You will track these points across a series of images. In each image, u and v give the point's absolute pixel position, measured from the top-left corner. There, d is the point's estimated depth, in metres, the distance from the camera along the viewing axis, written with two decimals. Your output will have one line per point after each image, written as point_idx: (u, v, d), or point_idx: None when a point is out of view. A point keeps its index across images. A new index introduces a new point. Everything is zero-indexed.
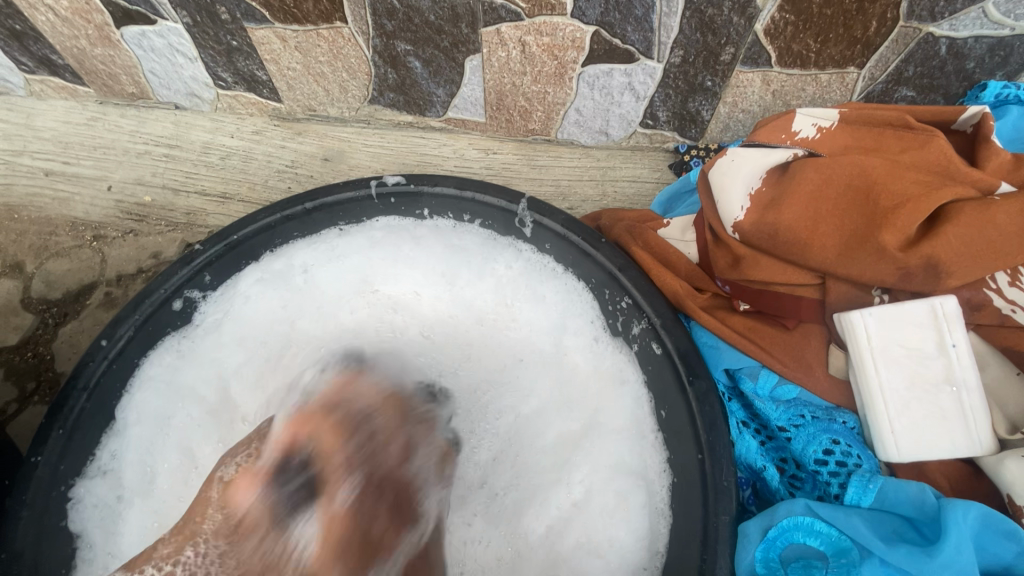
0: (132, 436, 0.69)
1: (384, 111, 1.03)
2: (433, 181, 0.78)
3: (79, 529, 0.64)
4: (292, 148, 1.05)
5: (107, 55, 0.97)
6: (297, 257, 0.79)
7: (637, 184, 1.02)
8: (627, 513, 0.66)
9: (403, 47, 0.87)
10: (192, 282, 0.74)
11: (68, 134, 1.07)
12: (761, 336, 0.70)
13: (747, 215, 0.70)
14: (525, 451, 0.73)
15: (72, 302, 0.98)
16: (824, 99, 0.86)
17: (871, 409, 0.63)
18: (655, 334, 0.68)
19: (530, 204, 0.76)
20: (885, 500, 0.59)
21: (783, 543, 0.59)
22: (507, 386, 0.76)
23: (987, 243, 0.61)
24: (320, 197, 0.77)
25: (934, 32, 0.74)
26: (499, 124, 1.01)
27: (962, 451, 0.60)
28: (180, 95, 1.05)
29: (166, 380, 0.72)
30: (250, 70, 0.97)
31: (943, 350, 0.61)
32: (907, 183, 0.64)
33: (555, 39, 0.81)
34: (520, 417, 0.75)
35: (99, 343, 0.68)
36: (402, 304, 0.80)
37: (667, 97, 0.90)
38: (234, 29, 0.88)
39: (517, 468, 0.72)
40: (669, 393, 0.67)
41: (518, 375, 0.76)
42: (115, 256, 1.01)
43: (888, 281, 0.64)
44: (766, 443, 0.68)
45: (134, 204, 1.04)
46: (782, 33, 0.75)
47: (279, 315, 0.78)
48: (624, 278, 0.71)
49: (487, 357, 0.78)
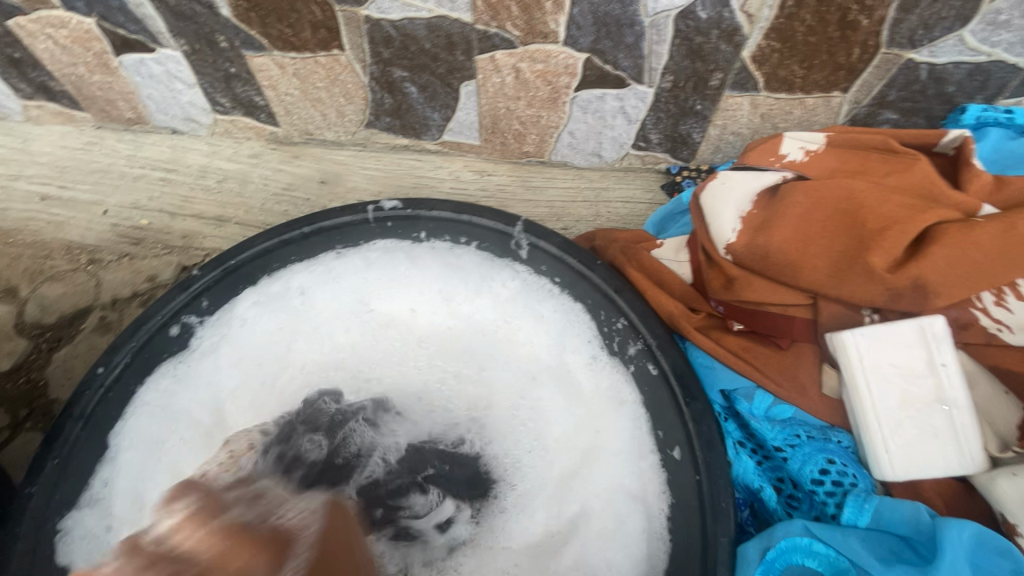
0: (123, 462, 0.69)
1: (381, 134, 1.04)
2: (429, 205, 0.79)
3: (66, 562, 0.63)
4: (289, 171, 1.06)
5: (106, 81, 0.98)
6: (295, 279, 0.79)
7: (630, 205, 1.03)
8: (625, 538, 0.67)
9: (399, 73, 0.89)
10: (190, 307, 0.75)
11: (64, 159, 1.08)
12: (755, 356, 0.70)
13: (739, 237, 0.71)
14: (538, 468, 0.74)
15: (66, 327, 0.97)
16: (811, 122, 0.89)
17: (867, 429, 0.63)
18: (651, 354, 0.70)
19: (526, 227, 0.78)
20: (881, 519, 0.60)
21: (783, 565, 0.59)
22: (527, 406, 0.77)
23: (972, 265, 0.62)
24: (318, 221, 0.78)
25: (914, 58, 0.76)
26: (494, 147, 1.02)
27: (956, 469, 0.61)
28: (178, 120, 1.06)
29: (160, 405, 0.72)
30: (248, 96, 0.98)
31: (933, 369, 0.63)
32: (893, 207, 0.65)
33: (548, 66, 0.82)
34: (540, 421, 0.76)
35: (95, 371, 0.69)
36: (398, 321, 0.82)
37: (658, 120, 0.91)
38: (233, 56, 0.89)
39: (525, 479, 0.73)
40: (667, 413, 0.68)
41: (531, 394, 0.77)
42: (111, 280, 1.01)
43: (878, 302, 0.65)
44: (762, 463, 0.68)
45: (130, 228, 1.05)
46: (769, 60, 0.77)
47: (277, 338, 0.79)
48: (620, 300, 0.73)
49: (500, 376, 0.79)
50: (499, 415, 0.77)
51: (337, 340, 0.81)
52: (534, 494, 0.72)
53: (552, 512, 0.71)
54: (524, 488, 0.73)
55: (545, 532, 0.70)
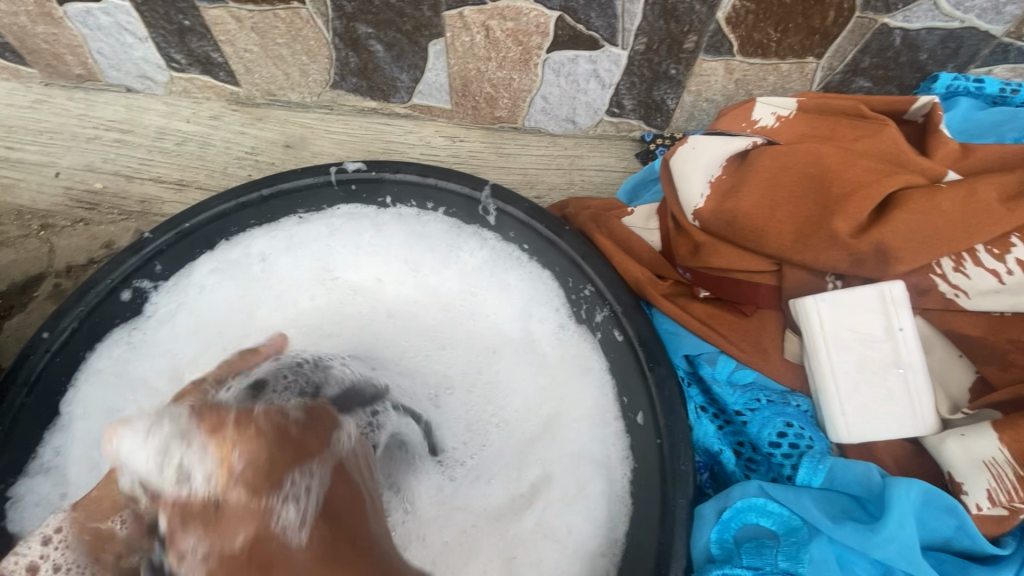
0: (76, 431, 0.67)
1: (347, 96, 1.00)
2: (394, 168, 0.76)
3: (20, 529, 0.62)
4: (252, 134, 1.02)
5: (51, 33, 0.92)
6: (255, 244, 0.77)
7: (604, 173, 1.02)
8: (587, 501, 0.67)
9: (363, 29, 0.85)
10: (143, 271, 0.72)
11: (11, 118, 1.02)
12: (719, 322, 0.70)
13: (707, 202, 0.70)
14: (499, 434, 0.72)
15: (18, 295, 0.94)
16: (785, 89, 0.87)
17: (825, 393, 0.64)
18: (617, 321, 0.69)
19: (494, 191, 0.75)
20: (834, 480, 0.61)
21: (736, 525, 0.60)
22: (487, 375, 0.75)
23: (934, 230, 0.62)
24: (278, 183, 0.75)
25: (888, 23, 0.75)
26: (465, 111, 1.00)
27: (909, 430, 0.62)
28: (132, 77, 1.01)
29: (114, 372, 0.70)
30: (205, 51, 0.93)
31: (891, 334, 0.63)
32: (859, 171, 0.65)
33: (519, 24, 0.79)
34: (499, 388, 0.75)
35: (40, 335, 0.66)
36: (365, 291, 0.79)
37: (632, 85, 0.89)
38: (186, 7, 0.84)
39: (481, 443, 0.72)
40: (631, 379, 0.68)
41: (499, 364, 0.76)
42: (65, 246, 0.97)
43: (841, 267, 0.65)
44: (723, 428, 0.68)
45: (84, 191, 1.00)
46: (743, 22, 0.76)
47: (236, 304, 0.76)
48: (587, 266, 0.71)
49: (467, 347, 0.77)
50: (467, 386, 0.75)
51: (301, 307, 0.78)
52: (491, 464, 0.71)
53: (513, 478, 0.70)
54: (479, 456, 0.71)
55: (508, 498, 0.69)
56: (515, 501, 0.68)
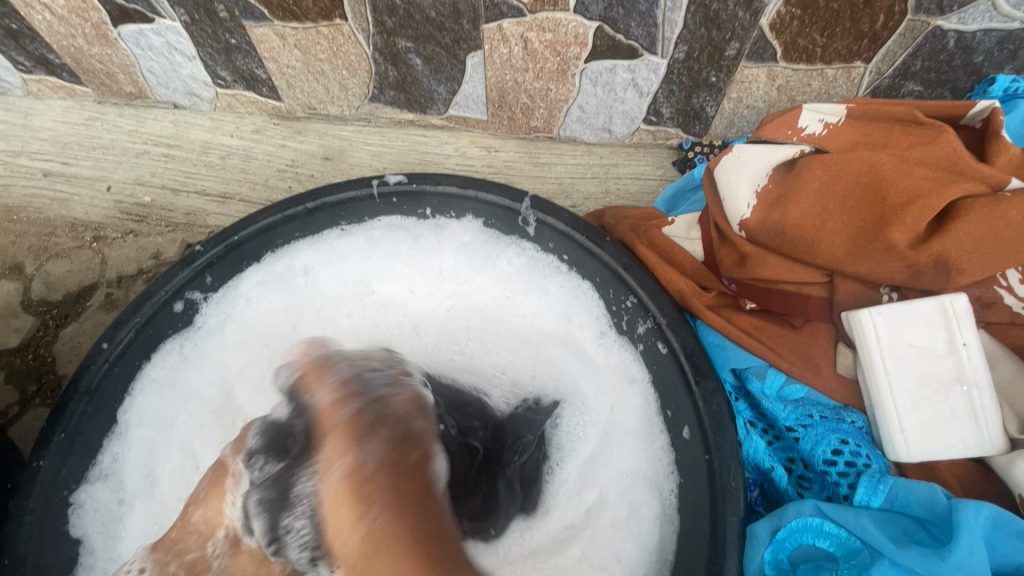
0: (134, 439, 0.70)
1: (385, 109, 1.01)
2: (434, 180, 0.76)
3: (80, 534, 0.65)
4: (293, 146, 1.05)
5: (105, 54, 0.96)
6: (298, 257, 0.78)
7: (640, 181, 1.01)
8: (638, 522, 0.66)
9: (403, 44, 0.86)
10: (193, 284, 0.73)
11: (67, 134, 1.06)
12: (767, 334, 0.69)
13: (753, 213, 0.69)
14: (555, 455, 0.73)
15: (73, 304, 0.97)
16: (830, 94, 0.85)
17: (882, 409, 0.62)
18: (661, 333, 0.68)
19: (534, 203, 0.74)
20: (895, 500, 0.59)
21: (792, 545, 0.59)
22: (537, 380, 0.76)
23: (999, 240, 0.60)
24: (322, 196, 0.76)
25: (942, 25, 0.73)
26: (501, 122, 1.00)
27: (974, 450, 0.60)
28: (179, 94, 1.04)
29: (167, 382, 0.73)
30: (249, 68, 0.96)
31: (954, 349, 0.61)
32: (917, 180, 0.63)
33: (558, 35, 0.79)
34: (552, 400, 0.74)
35: (99, 346, 0.68)
36: (398, 302, 0.80)
37: (671, 93, 0.88)
38: (232, 26, 0.87)
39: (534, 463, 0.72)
40: (676, 393, 0.67)
41: (544, 367, 0.76)
42: (115, 257, 1.01)
43: (898, 279, 0.63)
44: (773, 443, 0.67)
45: (133, 204, 1.04)
46: (789, 28, 0.74)
47: (280, 318, 0.78)
48: (629, 277, 0.70)
49: (506, 354, 0.77)
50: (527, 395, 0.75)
51: (338, 321, 0.79)
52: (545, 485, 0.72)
53: (567, 502, 0.70)
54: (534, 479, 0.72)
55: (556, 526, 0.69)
56: (568, 527, 0.69)
